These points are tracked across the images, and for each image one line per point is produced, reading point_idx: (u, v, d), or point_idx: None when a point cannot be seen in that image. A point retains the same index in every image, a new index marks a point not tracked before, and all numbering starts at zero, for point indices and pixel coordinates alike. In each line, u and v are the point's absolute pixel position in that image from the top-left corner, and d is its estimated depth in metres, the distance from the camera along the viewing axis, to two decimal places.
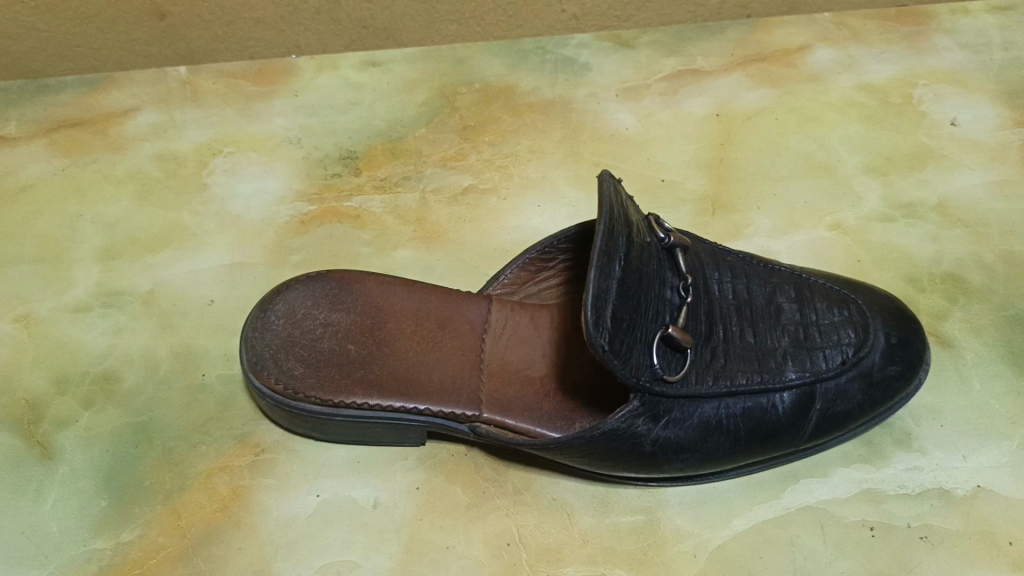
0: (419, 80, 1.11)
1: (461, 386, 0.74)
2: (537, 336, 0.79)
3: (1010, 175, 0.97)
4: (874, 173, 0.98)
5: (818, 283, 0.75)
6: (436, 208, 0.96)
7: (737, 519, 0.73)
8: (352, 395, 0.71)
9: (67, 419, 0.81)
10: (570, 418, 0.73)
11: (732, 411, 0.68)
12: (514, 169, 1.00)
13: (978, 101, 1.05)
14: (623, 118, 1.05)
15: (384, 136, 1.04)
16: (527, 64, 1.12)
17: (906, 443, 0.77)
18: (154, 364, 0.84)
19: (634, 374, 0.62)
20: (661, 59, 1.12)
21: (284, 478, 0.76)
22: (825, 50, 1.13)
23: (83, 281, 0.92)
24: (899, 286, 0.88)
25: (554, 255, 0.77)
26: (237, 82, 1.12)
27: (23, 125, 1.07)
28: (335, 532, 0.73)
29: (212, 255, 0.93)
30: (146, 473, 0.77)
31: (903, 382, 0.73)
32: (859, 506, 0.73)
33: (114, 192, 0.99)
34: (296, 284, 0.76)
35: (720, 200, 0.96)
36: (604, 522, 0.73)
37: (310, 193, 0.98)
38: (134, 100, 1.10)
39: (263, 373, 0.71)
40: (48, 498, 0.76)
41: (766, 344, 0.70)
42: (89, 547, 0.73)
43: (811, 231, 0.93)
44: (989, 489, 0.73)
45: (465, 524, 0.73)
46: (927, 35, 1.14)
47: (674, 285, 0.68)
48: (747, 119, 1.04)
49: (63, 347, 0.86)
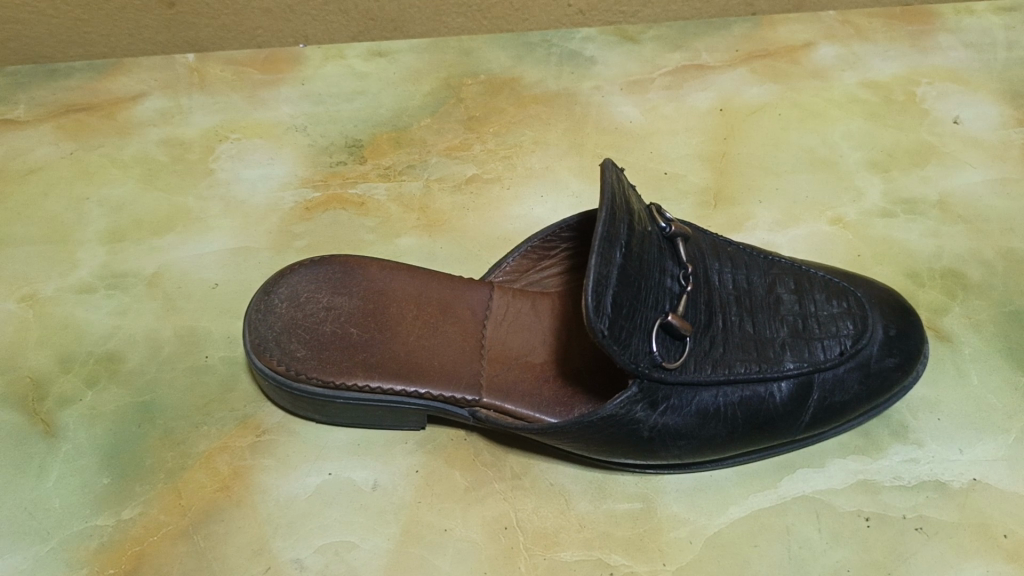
0: (425, 71, 1.12)
1: (462, 371, 0.74)
2: (537, 324, 0.79)
3: (1011, 174, 0.98)
4: (876, 169, 0.99)
5: (817, 274, 0.76)
6: (439, 196, 0.97)
7: (733, 507, 0.73)
8: (353, 377, 0.72)
9: (71, 397, 0.82)
10: (569, 404, 0.74)
11: (730, 399, 0.68)
12: (517, 160, 1.01)
13: (981, 100, 1.05)
14: (627, 111, 1.06)
15: (390, 125, 1.05)
16: (532, 57, 1.13)
17: (903, 435, 0.77)
18: (157, 345, 0.85)
19: (633, 359, 0.63)
20: (665, 54, 1.13)
21: (285, 459, 0.77)
22: (829, 48, 1.13)
23: (88, 262, 0.92)
24: (899, 280, 0.88)
25: (556, 243, 0.77)
26: (243, 70, 1.12)
27: (30, 108, 1.07)
28: (334, 513, 0.74)
29: (217, 239, 0.94)
30: (148, 452, 0.78)
31: (901, 373, 0.73)
32: (854, 496, 0.74)
33: (120, 175, 1.00)
34: (299, 267, 0.77)
35: (723, 193, 0.96)
36: (601, 508, 0.73)
37: (315, 179, 0.99)
38: (141, 85, 1.11)
39: (266, 354, 0.72)
40: (50, 475, 0.77)
41: (765, 333, 0.71)
42: (90, 523, 0.74)
43: (812, 225, 0.93)
44: (985, 482, 0.74)
45: (463, 507, 0.74)
46: (931, 34, 1.14)
47: (675, 274, 0.69)
48: (750, 114, 1.05)
49: (67, 327, 0.87)
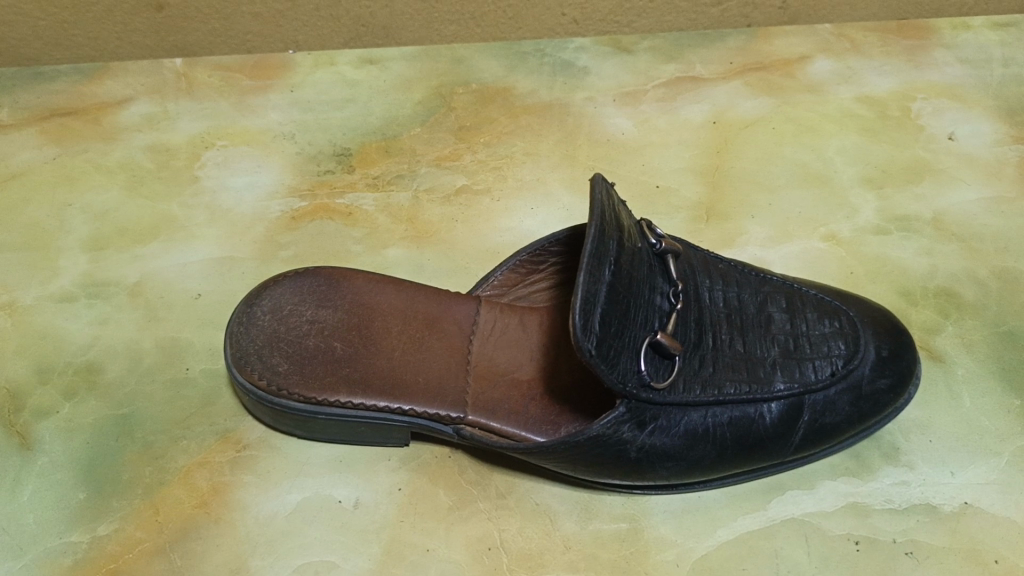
0: (417, 79, 1.11)
1: (447, 387, 0.73)
2: (525, 339, 0.78)
3: (1007, 192, 0.97)
4: (870, 185, 0.98)
5: (809, 293, 0.75)
6: (429, 207, 0.96)
7: (722, 529, 0.72)
8: (336, 394, 0.70)
9: (48, 409, 0.80)
10: (556, 422, 0.72)
11: (720, 420, 0.67)
12: (508, 171, 0.99)
13: (977, 117, 1.05)
14: (620, 123, 1.05)
15: (379, 134, 1.04)
16: (525, 67, 1.12)
17: (894, 458, 0.76)
18: (138, 356, 0.84)
19: (621, 380, 0.62)
20: (660, 65, 1.12)
21: (265, 475, 0.76)
22: (824, 61, 1.12)
23: (70, 270, 0.91)
24: (891, 298, 0.88)
25: (545, 257, 0.76)
26: (232, 75, 1.11)
27: (14, 112, 1.06)
28: (315, 531, 0.72)
29: (201, 248, 0.93)
30: (126, 466, 0.76)
31: (893, 395, 0.72)
32: (844, 520, 0.72)
33: (105, 181, 0.99)
34: (283, 279, 0.75)
35: (715, 208, 0.95)
36: (586, 529, 0.72)
37: (302, 188, 0.98)
38: (127, 90, 1.09)
39: (247, 368, 0.70)
40: (25, 489, 0.75)
41: (755, 353, 0.70)
42: (64, 539, 0.72)
43: (805, 241, 0.92)
44: (977, 506, 0.73)
45: (447, 527, 0.72)
46: (927, 49, 1.13)
47: (664, 292, 0.67)
48: (744, 127, 1.04)
49: (47, 337, 0.85)
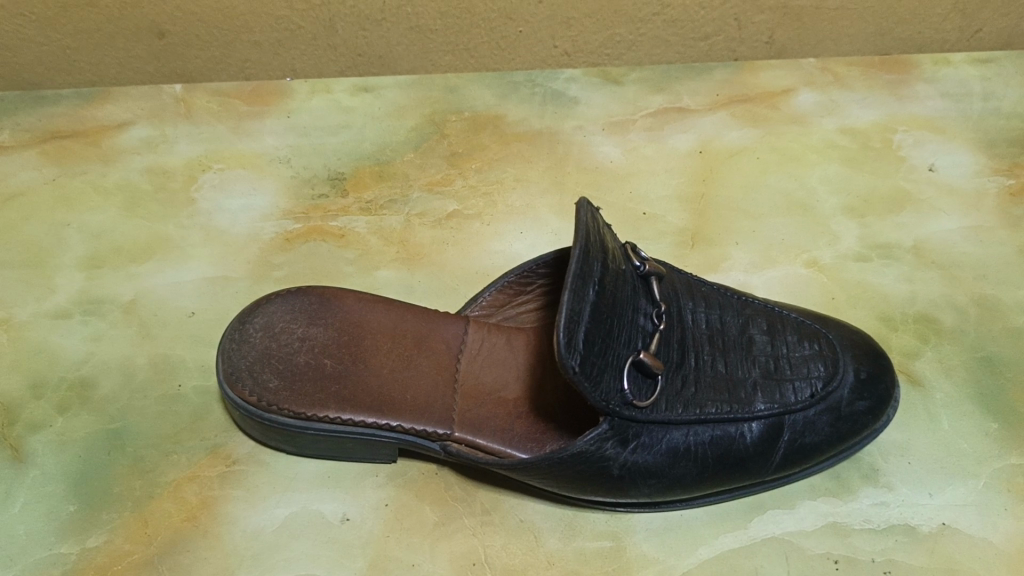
0: (411, 107, 1.14)
1: (435, 404, 0.74)
2: (512, 358, 0.80)
3: (985, 222, 0.99)
4: (851, 214, 1.01)
5: (790, 316, 0.77)
6: (420, 230, 0.98)
7: (703, 547, 0.73)
8: (325, 410, 0.72)
9: (41, 423, 0.81)
10: (542, 439, 0.74)
11: (701, 438, 0.69)
12: (498, 196, 1.02)
13: (956, 149, 1.08)
14: (608, 151, 1.08)
15: (373, 159, 1.06)
16: (516, 96, 1.15)
17: (874, 478, 0.77)
18: (131, 372, 0.85)
19: (604, 397, 0.63)
20: (647, 96, 1.15)
21: (253, 490, 0.77)
22: (808, 94, 1.16)
23: (65, 288, 0.92)
24: (872, 323, 0.90)
25: (532, 279, 0.78)
26: (230, 101, 1.14)
27: (16, 134, 1.08)
28: (301, 545, 0.73)
29: (195, 267, 0.95)
30: (117, 479, 0.77)
31: (871, 417, 0.74)
32: (823, 539, 0.73)
33: (102, 202, 1.01)
34: (275, 297, 0.77)
35: (700, 233, 0.98)
36: (569, 546, 0.73)
37: (296, 212, 1.00)
38: (127, 114, 1.12)
39: (238, 384, 0.72)
40: (16, 501, 0.76)
41: (736, 374, 0.71)
42: (54, 551, 0.73)
43: (788, 267, 0.94)
44: (954, 527, 0.74)
45: (432, 543, 0.73)
46: (909, 84, 1.17)
47: (647, 312, 0.69)
48: (729, 156, 1.07)
49: (41, 353, 0.86)
